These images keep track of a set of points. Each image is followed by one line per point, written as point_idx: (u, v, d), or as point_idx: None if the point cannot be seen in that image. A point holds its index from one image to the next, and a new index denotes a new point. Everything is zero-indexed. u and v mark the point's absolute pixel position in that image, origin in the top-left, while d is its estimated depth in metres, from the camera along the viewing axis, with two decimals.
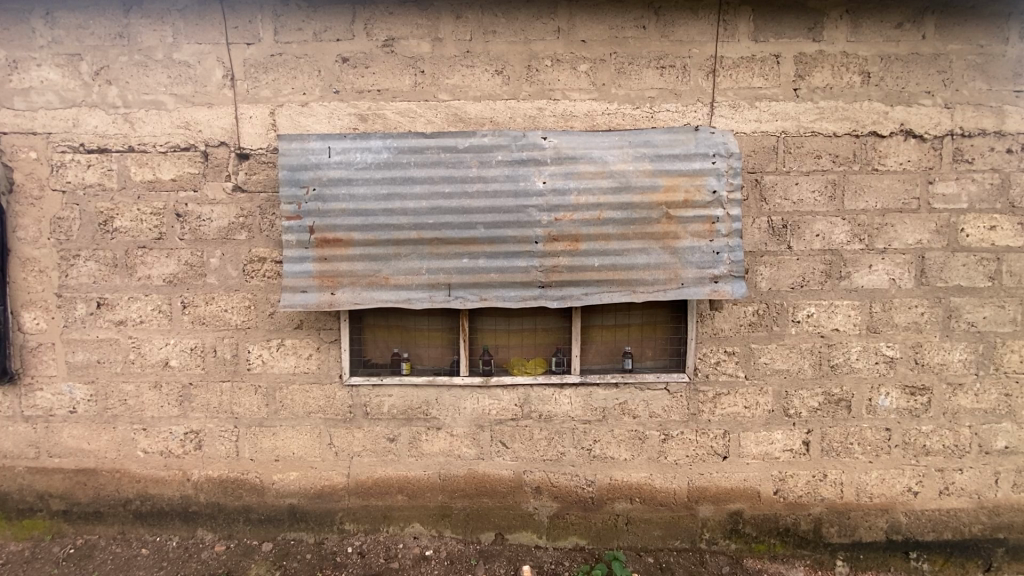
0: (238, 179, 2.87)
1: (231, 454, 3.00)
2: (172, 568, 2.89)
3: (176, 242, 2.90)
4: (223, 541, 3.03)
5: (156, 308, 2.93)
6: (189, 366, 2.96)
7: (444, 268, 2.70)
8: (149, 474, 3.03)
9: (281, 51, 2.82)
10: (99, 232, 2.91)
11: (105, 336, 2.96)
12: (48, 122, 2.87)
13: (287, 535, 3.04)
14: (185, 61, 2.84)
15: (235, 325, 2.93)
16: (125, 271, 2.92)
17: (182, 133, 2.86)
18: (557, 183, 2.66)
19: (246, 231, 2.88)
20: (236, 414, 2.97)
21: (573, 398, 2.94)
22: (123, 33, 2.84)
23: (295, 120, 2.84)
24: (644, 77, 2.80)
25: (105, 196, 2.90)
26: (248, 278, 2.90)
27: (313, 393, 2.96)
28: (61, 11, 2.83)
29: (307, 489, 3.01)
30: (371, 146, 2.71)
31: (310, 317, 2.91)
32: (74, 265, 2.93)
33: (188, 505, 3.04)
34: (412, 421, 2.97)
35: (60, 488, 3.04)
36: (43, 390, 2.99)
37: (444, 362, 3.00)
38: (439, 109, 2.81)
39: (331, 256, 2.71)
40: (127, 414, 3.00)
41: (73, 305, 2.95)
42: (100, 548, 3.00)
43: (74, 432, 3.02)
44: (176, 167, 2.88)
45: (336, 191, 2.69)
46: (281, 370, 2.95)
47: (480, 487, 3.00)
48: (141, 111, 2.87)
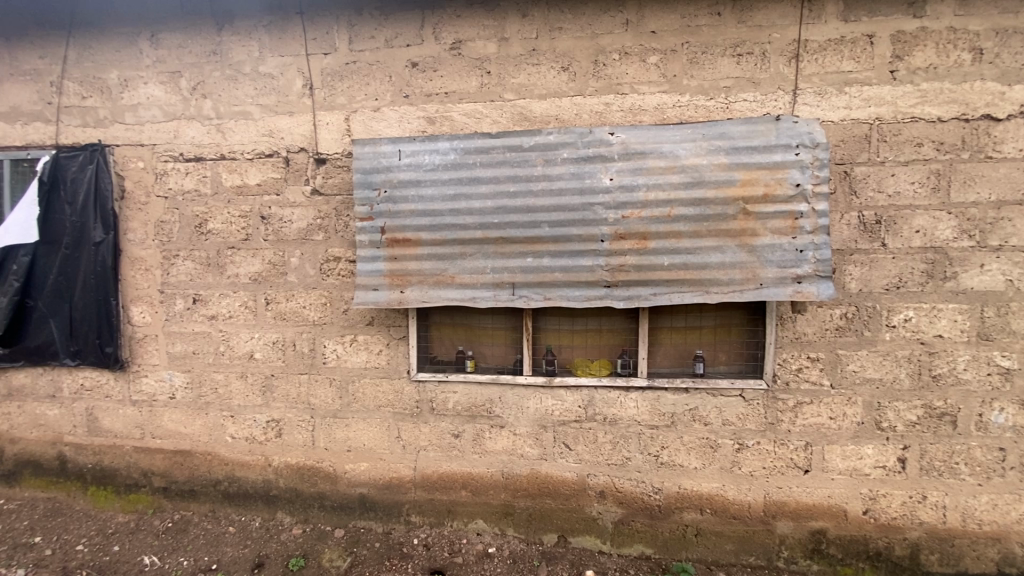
0: (316, 183, 3.02)
1: (308, 443, 3.17)
2: (255, 546, 3.09)
3: (261, 243, 3.11)
4: (299, 525, 3.21)
5: (243, 304, 3.16)
6: (271, 359, 3.16)
7: (509, 267, 2.70)
8: (236, 458, 3.26)
9: (355, 59, 2.94)
10: (195, 234, 3.17)
11: (199, 329, 3.23)
12: (153, 134, 3.17)
13: (357, 523, 3.17)
14: (269, 73, 3.03)
15: (313, 321, 3.09)
16: (217, 269, 3.17)
17: (267, 141, 3.06)
18: (624, 180, 2.58)
19: (323, 232, 3.03)
20: (312, 404, 3.14)
21: (639, 401, 2.85)
22: (216, 50, 3.07)
23: (368, 125, 2.95)
24: (720, 66, 2.66)
25: (200, 201, 3.15)
26: (324, 276, 3.05)
27: (382, 387, 3.06)
28: (164, 33, 3.12)
29: (376, 480, 3.12)
30: (438, 147, 2.75)
31: (380, 314, 3.02)
32: (174, 264, 3.21)
33: (269, 489, 3.24)
34: (476, 419, 3.00)
35: (161, 467, 3.35)
36: (147, 377, 3.31)
37: (508, 361, 3.01)
38: (505, 108, 2.82)
39: (400, 255, 2.80)
40: (218, 401, 3.25)
41: (173, 300, 3.23)
42: (193, 524, 3.27)
43: (173, 416, 3.31)
44: (261, 173, 3.08)
45: (405, 192, 2.77)
46: (353, 364, 3.08)
47: (542, 488, 2.98)
48: (232, 121, 3.09)
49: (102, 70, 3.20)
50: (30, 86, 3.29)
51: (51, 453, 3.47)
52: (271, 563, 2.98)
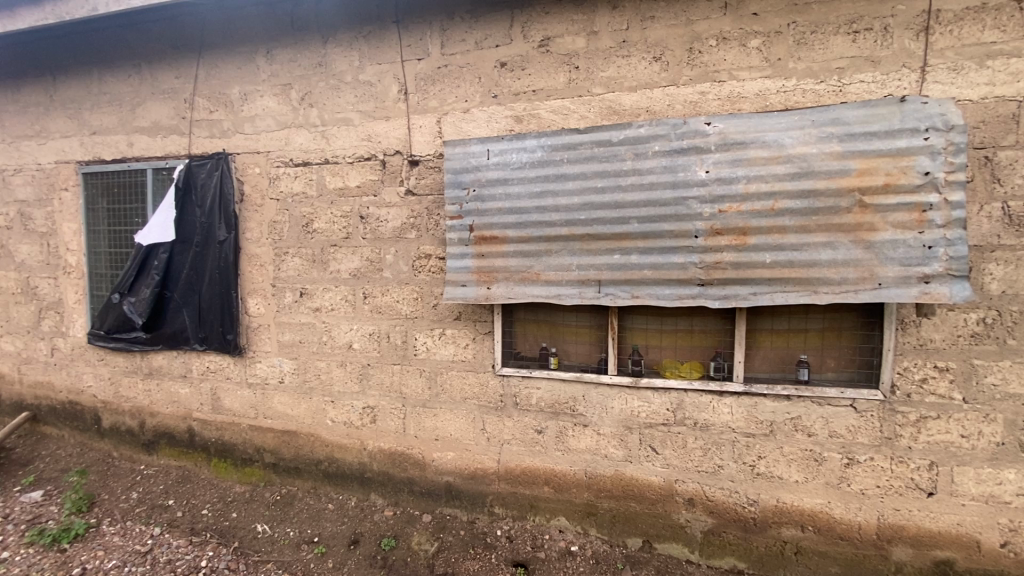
0: (410, 183, 3.17)
1: (400, 430, 3.34)
2: (352, 523, 3.31)
3: (360, 241, 3.32)
4: (391, 507, 3.38)
5: (343, 297, 3.39)
6: (367, 349, 3.37)
7: (596, 264, 2.67)
8: (336, 441, 3.51)
9: (446, 62, 3.04)
10: (302, 233, 3.45)
11: (305, 321, 3.51)
12: (268, 142, 3.49)
13: (443, 510, 3.28)
14: (368, 80, 3.22)
15: (405, 314, 3.25)
16: (321, 265, 3.43)
17: (365, 145, 3.26)
18: (722, 173, 2.45)
19: (415, 231, 3.18)
20: (404, 393, 3.30)
21: (734, 407, 2.70)
22: (321, 62, 3.32)
23: (459, 126, 3.04)
24: (832, 46, 2.44)
25: (307, 202, 3.43)
26: (416, 273, 3.20)
27: (468, 380, 3.15)
28: (277, 49, 3.41)
29: (462, 470, 3.22)
30: (526, 145, 2.77)
31: (468, 310, 3.11)
32: (284, 260, 3.52)
33: (364, 471, 3.46)
34: (560, 416, 3.00)
35: (271, 445, 3.69)
36: (261, 362, 3.66)
37: (592, 359, 2.98)
38: (594, 103, 2.78)
39: (487, 252, 2.86)
40: (320, 387, 3.52)
41: (284, 293, 3.54)
42: (298, 498, 3.57)
43: (282, 399, 3.63)
44: (360, 175, 3.29)
45: (493, 191, 2.83)
46: (441, 357, 3.20)
47: (626, 490, 2.92)
48: (335, 128, 3.33)
49: (227, 86, 3.57)
50: (168, 103, 3.74)
51: (183, 426, 3.94)
52: (365, 541, 3.17)
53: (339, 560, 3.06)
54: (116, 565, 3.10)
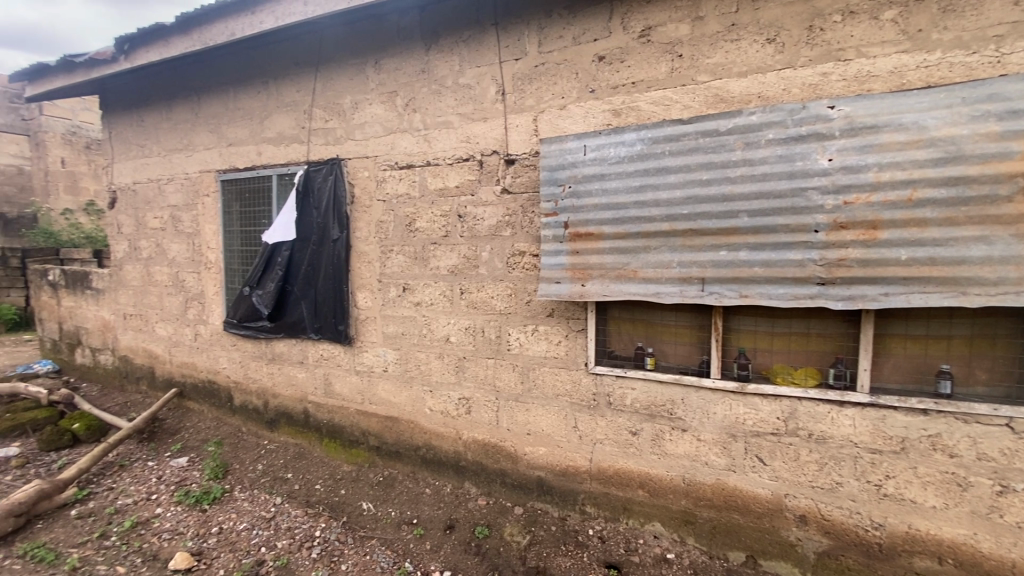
0: (506, 182, 3.23)
1: (493, 422, 3.43)
2: (447, 509, 3.45)
3: (458, 239, 3.44)
4: (484, 497, 3.48)
5: (442, 293, 3.54)
6: (464, 343, 3.49)
7: (699, 261, 2.54)
8: (434, 429, 3.68)
9: (544, 60, 3.06)
10: (405, 232, 3.66)
11: (406, 314, 3.72)
12: (376, 147, 3.74)
13: (535, 504, 3.31)
14: (468, 83, 3.33)
15: (499, 310, 3.33)
16: (422, 262, 3.61)
17: (465, 146, 3.37)
18: (848, 160, 2.23)
19: (510, 228, 3.23)
20: (498, 387, 3.38)
21: (856, 420, 2.45)
22: (424, 68, 3.48)
23: (555, 123, 3.05)
24: (988, 11, 2.12)
25: (410, 203, 3.62)
26: (511, 269, 3.25)
27: (561, 377, 3.15)
28: (385, 59, 3.64)
29: (553, 466, 3.23)
30: (625, 139, 2.70)
31: (561, 306, 3.11)
32: (389, 257, 3.75)
33: (459, 460, 3.59)
34: (656, 419, 2.90)
35: (375, 429, 3.95)
36: (367, 352, 3.93)
37: (692, 361, 2.86)
38: (698, 91, 2.65)
39: (582, 249, 2.84)
40: (420, 377, 3.70)
41: (388, 288, 3.78)
42: (398, 481, 3.79)
43: (385, 387, 3.87)
44: (459, 175, 3.41)
45: (590, 187, 2.80)
46: (535, 353, 3.23)
47: (728, 501, 2.76)
48: (436, 131, 3.48)
49: (340, 96, 3.87)
50: (290, 115, 4.14)
51: (299, 408, 4.35)
52: (460, 527, 3.29)
53: (436, 543, 3.20)
54: (246, 527, 3.49)
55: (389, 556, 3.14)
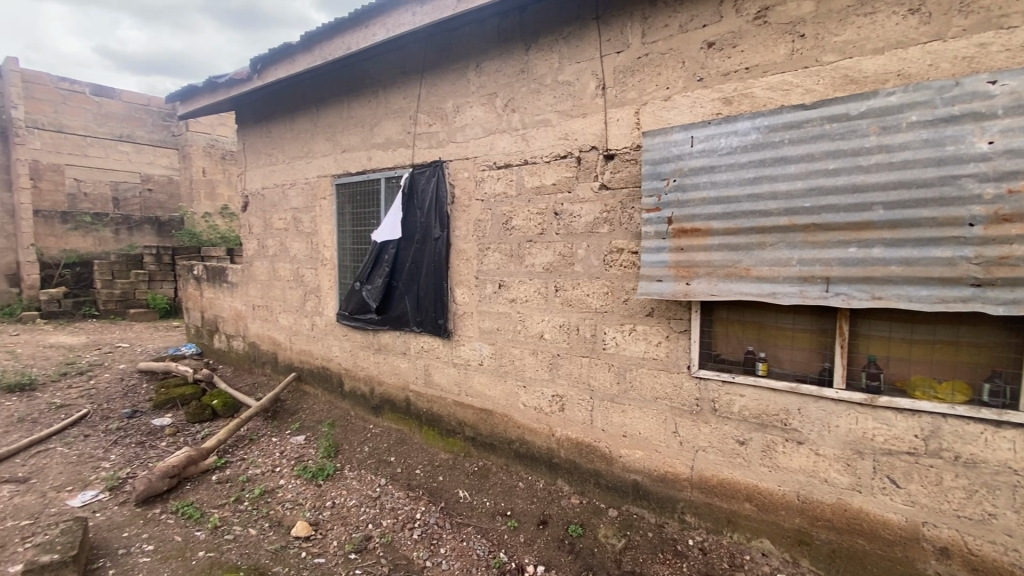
0: (605, 178, 3.18)
1: (587, 421, 3.39)
2: (541, 504, 3.47)
3: (554, 236, 3.45)
4: (577, 496, 3.46)
5: (537, 290, 3.57)
6: (558, 340, 3.49)
7: (822, 259, 2.33)
8: (527, 424, 3.72)
9: (647, 51, 2.97)
10: (502, 230, 3.74)
11: (502, 310, 3.79)
12: (475, 148, 3.85)
13: (630, 508, 3.23)
14: (567, 80, 3.32)
15: (596, 308, 3.28)
16: (518, 259, 3.66)
17: (563, 143, 3.37)
18: (1014, 143, 1.93)
19: (608, 225, 3.18)
20: (592, 386, 3.34)
21: (1018, 444, 2.11)
22: (524, 68, 3.53)
23: (658, 115, 2.94)
24: None
25: (507, 201, 3.69)
26: (608, 267, 3.20)
27: (661, 379, 3.04)
28: (485, 61, 3.73)
29: (651, 470, 3.13)
30: (737, 128, 2.55)
31: (662, 306, 3.00)
32: (487, 255, 3.85)
33: (553, 457, 3.59)
34: (767, 428, 2.70)
35: (470, 420, 4.08)
36: (464, 346, 4.07)
37: (811, 369, 2.63)
38: (823, 73, 2.42)
39: (687, 246, 2.72)
40: (514, 372, 3.76)
41: (485, 285, 3.88)
42: (492, 472, 3.88)
43: (481, 380, 3.99)
44: (556, 173, 3.42)
45: (697, 180, 2.67)
46: (632, 353, 3.14)
47: (852, 524, 2.51)
48: (535, 129, 3.51)
49: (442, 100, 4.04)
50: (397, 121, 4.39)
51: (401, 396, 4.62)
52: (553, 523, 3.30)
53: (530, 537, 3.24)
54: (356, 504, 3.78)
55: (484, 545, 3.23)
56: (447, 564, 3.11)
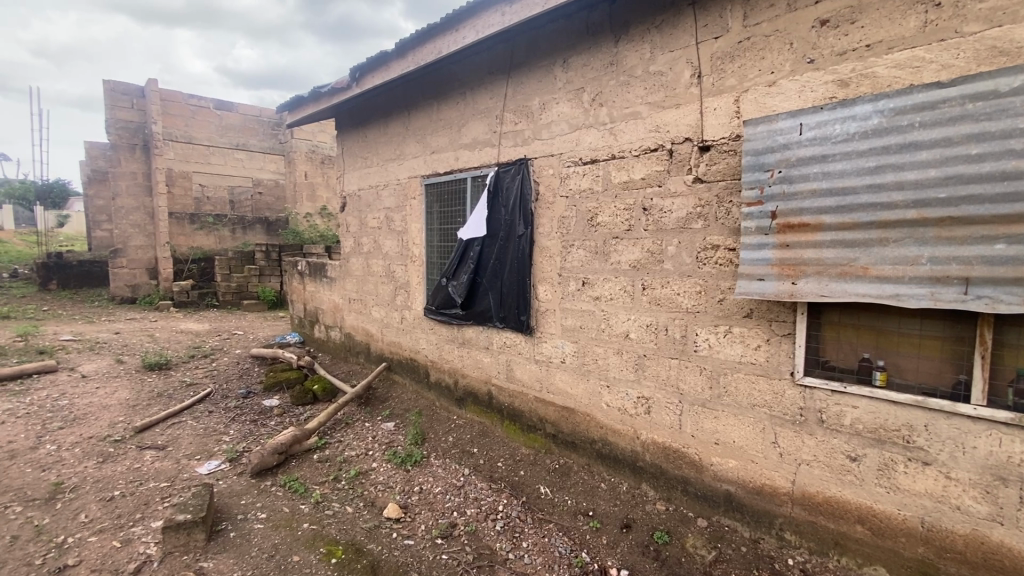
0: (699, 171, 3.03)
1: (675, 426, 3.25)
2: (624, 507, 3.39)
3: (642, 233, 3.35)
4: (662, 502, 3.33)
5: (623, 288, 3.49)
6: (645, 340, 3.39)
7: (960, 257, 2.06)
8: (610, 424, 3.64)
9: (749, 35, 2.79)
10: (587, 227, 3.69)
11: (586, 308, 3.75)
12: (561, 145, 3.83)
13: (721, 519, 3.06)
14: (659, 70, 3.20)
15: (686, 308, 3.14)
16: (603, 256, 3.60)
17: (653, 136, 3.25)
18: None
19: (702, 220, 3.03)
20: (681, 389, 3.20)
21: None
22: (613, 61, 3.45)
23: (761, 102, 2.75)
24: None
25: (593, 197, 3.64)
26: (701, 265, 3.05)
27: (759, 385, 2.85)
28: (573, 56, 3.70)
29: (745, 481, 2.94)
30: (856, 113, 2.32)
31: (762, 307, 2.80)
32: (571, 252, 3.82)
33: (637, 459, 3.49)
34: (885, 445, 2.44)
35: (552, 417, 4.07)
36: (546, 343, 4.07)
37: (942, 381, 2.33)
38: (964, 46, 2.13)
39: (793, 242, 2.51)
40: (598, 371, 3.70)
41: (568, 282, 3.85)
42: (573, 471, 3.84)
43: (563, 377, 3.97)
44: (645, 167, 3.31)
45: (806, 170, 2.47)
46: (727, 356, 2.97)
47: (990, 560, 2.21)
48: (623, 123, 3.42)
49: (529, 98, 4.06)
50: (484, 120, 4.48)
51: (484, 389, 4.72)
52: (637, 528, 3.21)
53: (613, 540, 3.18)
54: (441, 491, 3.93)
55: (566, 543, 3.22)
56: (529, 558, 3.14)
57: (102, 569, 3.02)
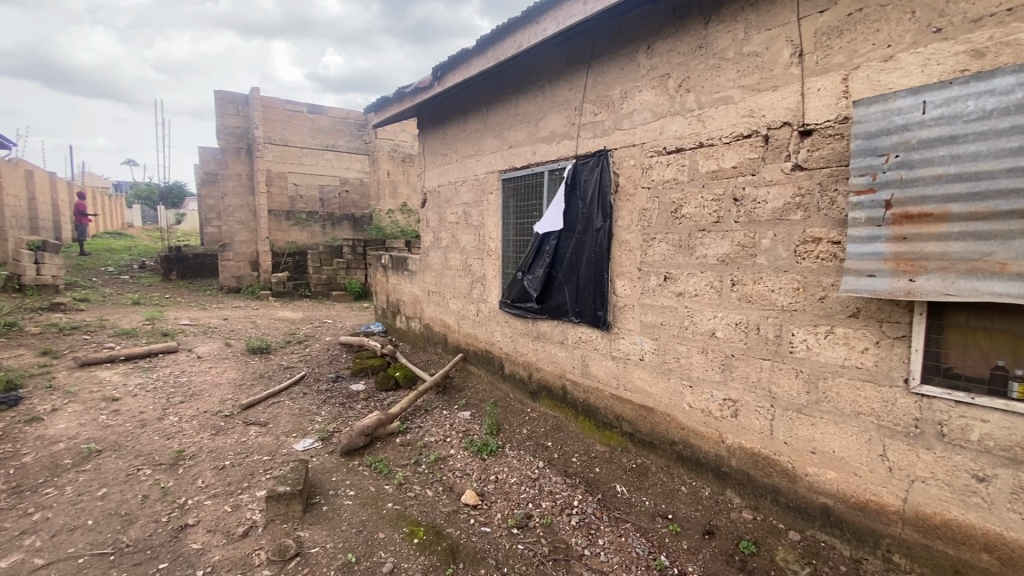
0: (799, 158, 2.81)
1: (765, 431, 3.05)
2: (706, 514, 3.24)
3: (731, 225, 3.17)
4: (749, 511, 3.15)
5: (709, 284, 3.32)
6: (733, 339, 3.20)
7: None
8: (692, 426, 3.49)
9: (862, 6, 2.53)
10: (671, 219, 3.55)
11: (668, 304, 3.61)
12: (644, 134, 3.70)
13: (817, 534, 2.84)
14: (754, 51, 2.99)
15: (781, 306, 2.93)
16: (688, 250, 3.44)
17: (747, 121, 3.05)
18: None
19: (801, 211, 2.81)
20: (774, 393, 3.00)
21: None
22: (702, 43, 3.27)
23: (875, 80, 2.49)
24: None
25: (678, 188, 3.49)
26: (799, 259, 2.83)
27: (865, 392, 2.60)
28: (658, 42, 3.56)
29: (846, 495, 2.71)
30: (994, 87, 2.06)
31: (871, 306, 2.55)
32: (652, 245, 3.69)
33: (721, 464, 3.33)
34: (1022, 466, 2.15)
35: (629, 416, 3.97)
36: (624, 339, 3.97)
37: None
38: None
39: (912, 235, 2.26)
40: (680, 370, 3.55)
41: (649, 277, 3.73)
42: (652, 472, 3.73)
43: (641, 375, 3.85)
44: (736, 155, 3.12)
45: (930, 154, 2.22)
46: (827, 359, 2.75)
47: None
48: (712, 109, 3.24)
49: (610, 88, 3.96)
50: (563, 113, 4.44)
51: (558, 384, 4.70)
52: (721, 535, 3.06)
53: (694, 545, 3.06)
54: (517, 482, 3.98)
55: (644, 545, 3.14)
56: (606, 556, 3.10)
57: (216, 530, 3.38)
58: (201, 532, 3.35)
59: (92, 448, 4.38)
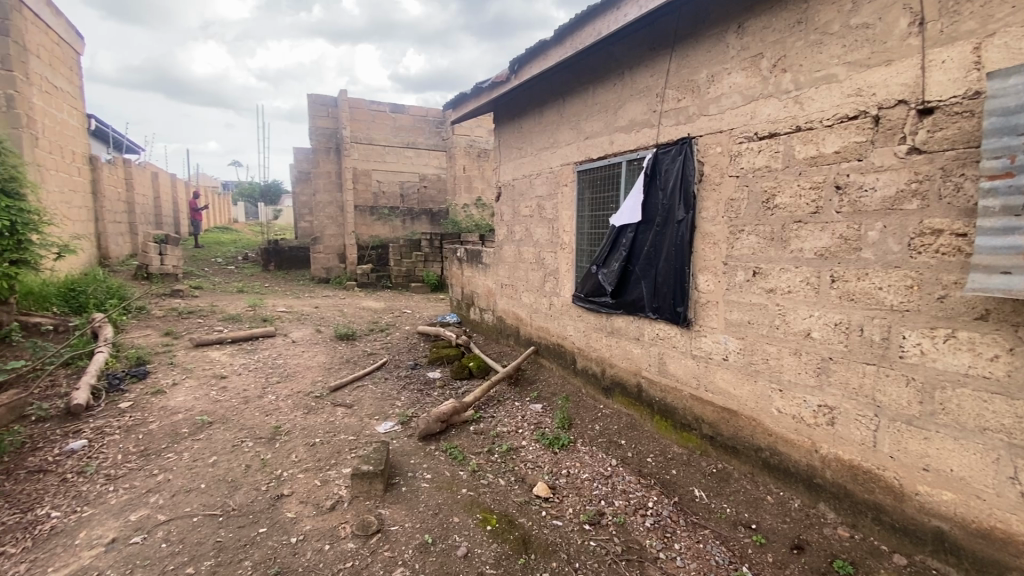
0: (917, 140, 2.52)
1: (867, 443, 2.78)
2: (795, 527, 3.02)
3: (832, 216, 2.90)
4: (846, 528, 2.89)
5: (804, 280, 3.07)
6: (832, 341, 2.94)
7: None
8: (781, 432, 3.26)
9: None
10: (762, 210, 3.31)
11: (756, 301, 3.39)
12: (733, 119, 3.48)
13: (927, 560, 2.56)
14: (863, 22, 2.71)
15: (891, 306, 2.65)
16: (781, 243, 3.20)
17: (853, 101, 2.77)
18: None
19: (918, 199, 2.52)
20: (879, 401, 2.72)
21: None
22: (802, 18, 3.01)
23: (1016, 47, 2.18)
24: None
25: (770, 176, 3.25)
26: (914, 253, 2.55)
27: (993, 405, 2.30)
28: (750, 20, 3.32)
29: (965, 520, 2.41)
30: None
31: (1004, 307, 2.24)
32: (739, 238, 3.47)
33: (813, 475, 3.08)
34: None
35: (710, 418, 3.78)
36: (706, 337, 3.78)
37: None
38: None
39: None
40: (768, 372, 3.32)
41: (736, 272, 3.51)
42: (734, 478, 3.53)
43: (724, 375, 3.65)
44: (840, 139, 2.85)
45: None
46: (946, 366, 2.45)
47: None
48: (812, 89, 2.97)
49: (695, 72, 3.76)
50: (643, 100, 4.28)
51: (633, 381, 4.58)
52: (812, 551, 2.84)
53: (780, 559, 2.86)
54: (589, 477, 3.94)
55: (724, 554, 2.99)
56: (682, 561, 2.99)
57: (307, 501, 3.66)
58: (295, 503, 3.65)
59: (204, 420, 4.89)
